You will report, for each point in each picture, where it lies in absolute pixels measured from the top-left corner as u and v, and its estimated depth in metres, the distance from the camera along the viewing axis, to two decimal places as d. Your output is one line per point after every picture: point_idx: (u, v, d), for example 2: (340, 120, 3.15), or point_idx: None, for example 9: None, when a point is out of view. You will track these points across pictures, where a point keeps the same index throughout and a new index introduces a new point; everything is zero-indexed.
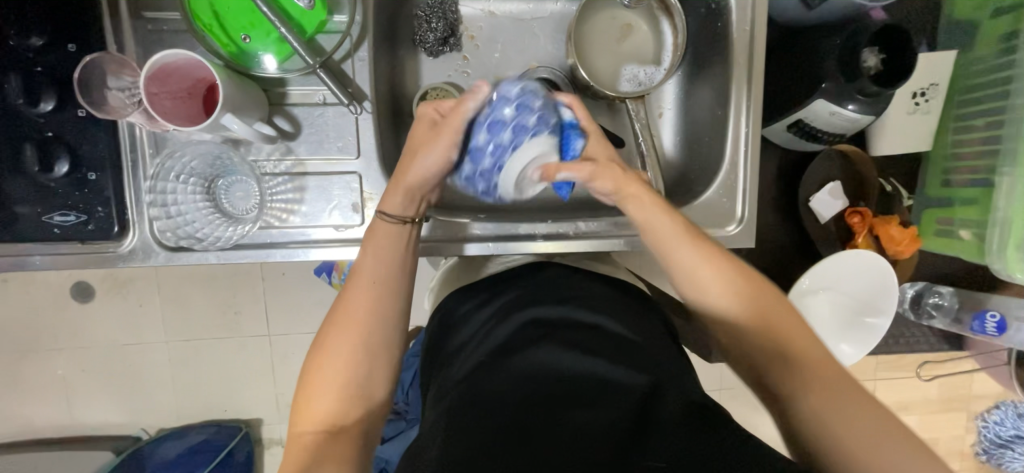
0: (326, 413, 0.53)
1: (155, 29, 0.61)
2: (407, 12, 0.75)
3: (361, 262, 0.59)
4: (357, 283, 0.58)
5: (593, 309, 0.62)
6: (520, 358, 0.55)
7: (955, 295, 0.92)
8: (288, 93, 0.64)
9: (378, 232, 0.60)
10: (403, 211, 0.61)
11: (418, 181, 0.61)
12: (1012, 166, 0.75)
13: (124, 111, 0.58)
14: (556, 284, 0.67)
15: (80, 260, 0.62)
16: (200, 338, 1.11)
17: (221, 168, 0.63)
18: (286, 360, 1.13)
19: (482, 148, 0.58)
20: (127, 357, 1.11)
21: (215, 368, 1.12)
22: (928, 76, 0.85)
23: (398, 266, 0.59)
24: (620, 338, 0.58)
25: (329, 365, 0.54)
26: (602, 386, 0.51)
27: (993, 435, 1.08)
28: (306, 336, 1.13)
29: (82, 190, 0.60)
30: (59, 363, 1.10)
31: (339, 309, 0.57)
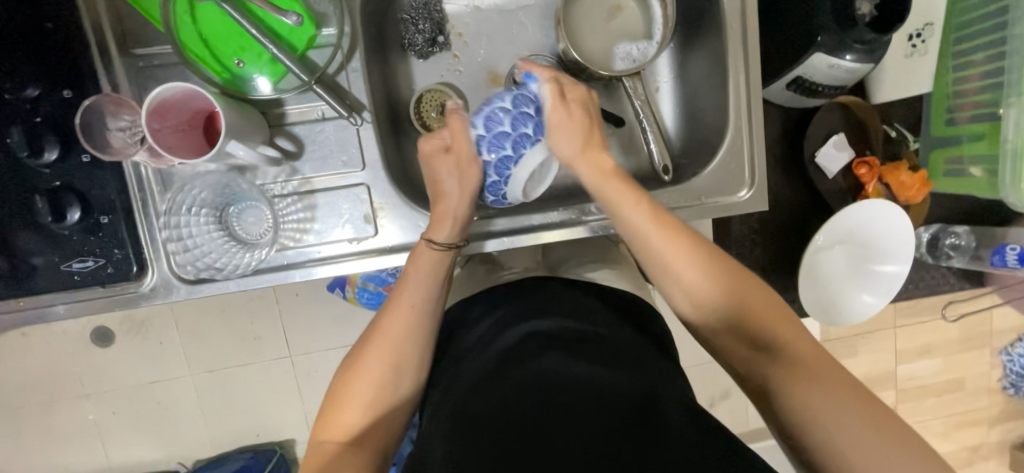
0: (353, 424, 0.54)
1: (145, 65, 0.61)
2: (393, 17, 0.75)
3: (400, 288, 0.61)
4: (394, 311, 0.59)
5: (590, 320, 0.62)
6: (521, 368, 0.54)
7: (972, 233, 0.92)
8: (286, 113, 0.63)
9: (419, 255, 0.62)
10: (449, 238, 0.63)
11: (457, 221, 0.63)
12: (1018, 95, 0.75)
13: (127, 149, 0.57)
14: (553, 293, 0.67)
15: (103, 304, 0.62)
16: (225, 367, 1.12)
17: (231, 195, 0.62)
18: (311, 378, 1.14)
19: (505, 137, 0.60)
20: (156, 394, 1.12)
21: (243, 395, 1.13)
22: (922, 16, 0.83)
23: (435, 298, 0.61)
24: (616, 345, 0.58)
25: (364, 382, 0.56)
26: (601, 397, 0.50)
27: (1019, 368, 1.08)
28: (329, 353, 1.13)
29: (95, 234, 0.60)
30: (89, 408, 1.11)
31: (377, 327, 0.59)
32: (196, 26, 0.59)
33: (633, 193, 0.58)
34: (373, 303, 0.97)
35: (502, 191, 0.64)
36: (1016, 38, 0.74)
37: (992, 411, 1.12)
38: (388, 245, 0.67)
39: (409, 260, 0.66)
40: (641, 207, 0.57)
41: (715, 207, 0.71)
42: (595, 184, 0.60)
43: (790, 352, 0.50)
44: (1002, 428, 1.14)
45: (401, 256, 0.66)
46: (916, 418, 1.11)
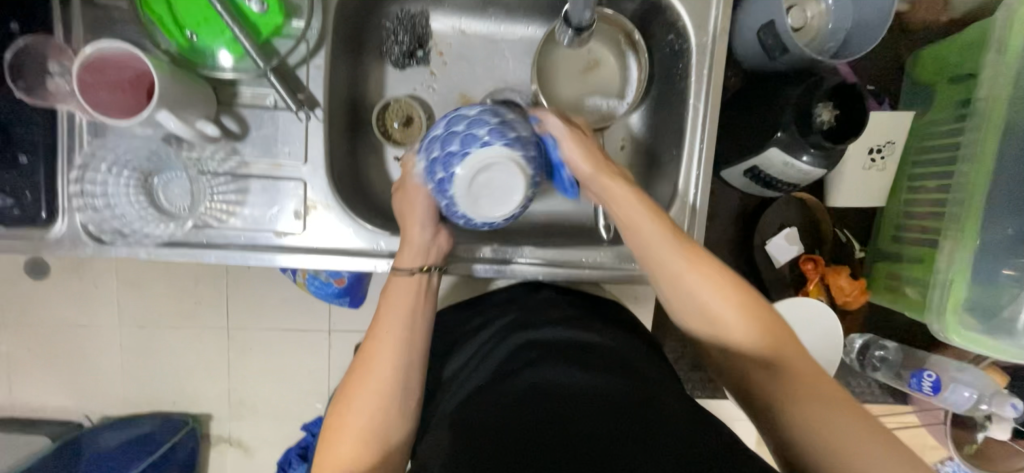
0: (347, 458, 0.52)
1: (104, 16, 0.59)
2: (374, 23, 0.75)
3: (380, 312, 0.59)
4: (385, 310, 0.59)
5: (589, 330, 0.62)
6: (521, 376, 0.53)
7: (900, 350, 0.93)
8: (238, 93, 0.63)
9: (399, 288, 0.61)
10: (412, 262, 0.62)
11: (419, 245, 0.63)
12: (956, 230, 0.77)
13: (61, 98, 0.57)
14: (554, 306, 0.68)
15: (6, 246, 0.60)
16: (154, 325, 1.08)
17: (157, 163, 0.61)
18: (244, 355, 1.11)
19: (454, 159, 0.57)
20: (76, 339, 1.07)
21: (167, 358, 1.09)
22: (884, 133, 0.87)
23: (421, 310, 0.61)
24: (616, 357, 0.57)
25: (357, 411, 0.54)
26: (605, 402, 0.49)
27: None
28: (266, 332, 1.10)
29: (11, 171, 0.58)
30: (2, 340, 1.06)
31: (365, 354, 0.57)
32: None
33: (660, 224, 0.58)
34: (320, 292, 0.96)
35: (461, 214, 0.59)
36: (961, 176, 0.77)
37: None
38: (314, 245, 0.66)
39: (328, 263, 0.65)
40: (663, 236, 0.57)
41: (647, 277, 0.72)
42: (621, 207, 0.59)
43: (788, 365, 0.52)
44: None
45: (321, 258, 0.65)
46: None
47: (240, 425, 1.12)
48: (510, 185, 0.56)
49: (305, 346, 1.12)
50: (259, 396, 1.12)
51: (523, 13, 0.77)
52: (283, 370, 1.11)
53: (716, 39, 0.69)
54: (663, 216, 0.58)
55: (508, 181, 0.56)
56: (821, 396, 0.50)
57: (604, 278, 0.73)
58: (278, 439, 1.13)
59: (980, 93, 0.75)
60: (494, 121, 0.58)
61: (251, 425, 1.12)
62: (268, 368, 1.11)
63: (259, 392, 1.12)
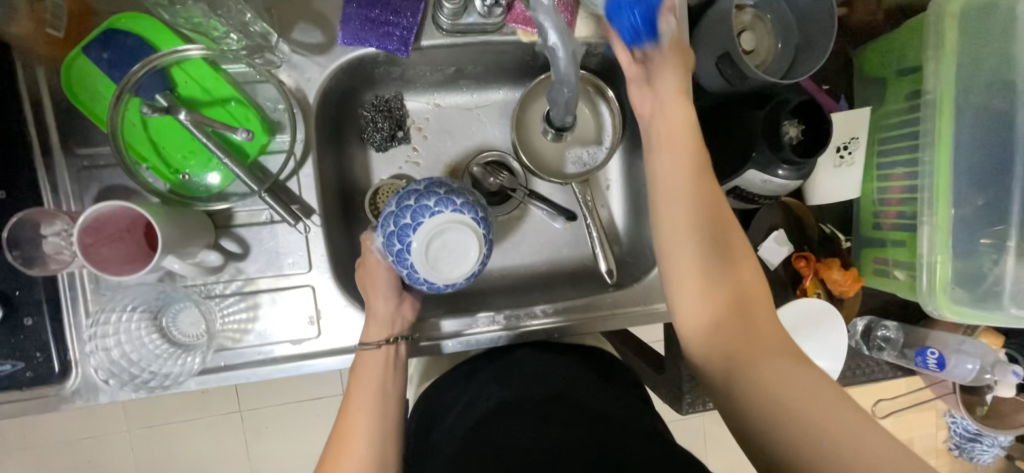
0: None
1: (90, 165, 0.60)
2: (351, 113, 0.76)
3: (348, 393, 0.60)
4: (354, 394, 0.60)
5: (559, 382, 0.66)
6: (494, 438, 0.57)
7: (901, 328, 0.97)
8: (233, 215, 0.64)
9: (366, 365, 0.62)
10: (378, 335, 0.63)
11: (384, 319, 0.63)
12: (930, 215, 0.82)
13: (64, 256, 0.57)
14: (525, 359, 0.72)
15: (22, 408, 0.59)
16: (165, 422, 1.06)
17: (167, 300, 0.61)
18: (260, 435, 1.09)
19: (408, 230, 0.56)
20: (87, 451, 1.05)
21: (182, 453, 1.07)
22: (847, 131, 0.91)
23: (390, 384, 0.62)
24: (583, 404, 0.61)
25: None
26: (577, 446, 0.52)
27: (962, 430, 1.15)
28: (279, 407, 1.09)
29: (18, 336, 0.58)
30: (10, 468, 1.03)
31: (338, 437, 0.58)
32: (146, 131, 0.59)
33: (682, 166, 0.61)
34: None
35: (422, 285, 0.59)
36: (926, 163, 0.82)
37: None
38: (331, 346, 0.66)
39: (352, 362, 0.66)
40: (683, 180, 0.60)
41: (655, 313, 0.75)
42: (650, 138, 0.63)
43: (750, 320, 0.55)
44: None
45: (342, 358, 0.65)
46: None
47: None
48: (465, 246, 0.57)
49: (320, 413, 1.10)
50: None
51: (493, 80, 0.79)
52: (304, 441, 1.10)
53: None
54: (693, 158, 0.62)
55: (463, 242, 0.57)
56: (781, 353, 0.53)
57: (612, 323, 0.75)
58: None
59: (927, 88, 0.80)
60: (444, 191, 0.58)
61: None
62: (288, 442, 1.10)
63: (282, 469, 1.11)
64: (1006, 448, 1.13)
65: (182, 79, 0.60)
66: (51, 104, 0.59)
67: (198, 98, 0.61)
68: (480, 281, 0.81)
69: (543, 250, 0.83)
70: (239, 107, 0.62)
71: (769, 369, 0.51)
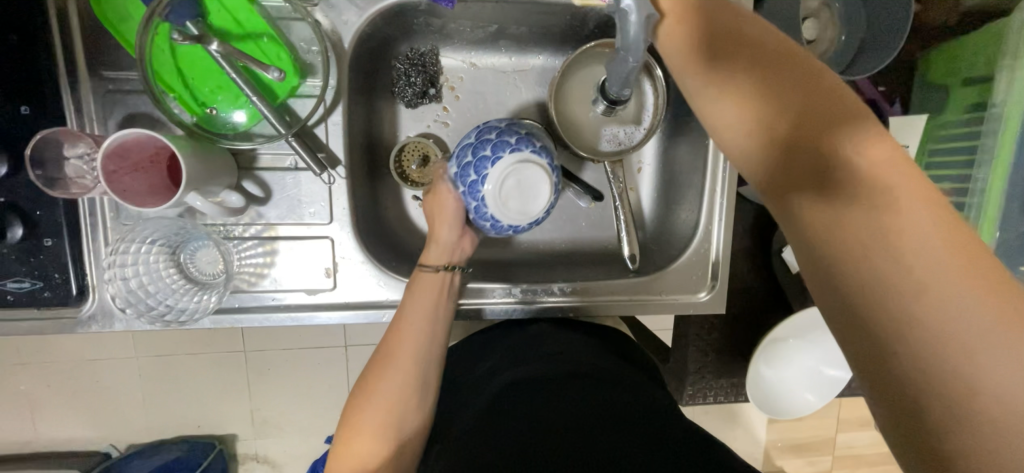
0: (364, 454, 0.55)
1: (116, 89, 0.59)
2: (385, 63, 0.73)
3: (403, 311, 0.61)
4: (399, 335, 0.60)
5: (596, 358, 0.67)
6: (534, 397, 0.59)
7: None
8: (258, 157, 0.62)
9: (422, 287, 0.62)
10: (438, 261, 0.64)
11: (445, 244, 0.64)
12: (973, 236, 0.79)
13: (86, 181, 0.56)
14: (562, 332, 0.72)
15: (39, 327, 0.60)
16: (172, 353, 1.08)
17: (185, 236, 0.60)
18: (262, 376, 1.11)
19: (486, 162, 0.57)
20: (96, 373, 1.08)
21: (186, 384, 1.10)
22: (898, 138, 0.87)
23: (440, 317, 0.62)
24: (615, 382, 0.62)
25: (375, 411, 0.57)
26: (611, 430, 0.53)
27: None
28: (282, 352, 1.11)
29: (35, 256, 0.58)
30: (21, 379, 1.07)
31: (387, 355, 0.59)
32: (174, 60, 0.57)
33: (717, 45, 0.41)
34: None
35: (484, 220, 0.60)
36: (980, 181, 0.78)
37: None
38: (345, 300, 0.65)
39: (365, 319, 0.66)
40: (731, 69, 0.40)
41: (672, 304, 0.73)
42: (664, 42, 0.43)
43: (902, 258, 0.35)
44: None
45: (356, 314, 0.65)
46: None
47: (267, 443, 1.15)
48: (538, 184, 0.57)
49: (320, 363, 1.12)
50: (283, 415, 1.14)
51: (535, 44, 0.75)
52: (304, 387, 1.13)
53: None
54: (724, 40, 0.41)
55: (535, 180, 0.57)
56: (930, 289, 0.34)
57: (631, 310, 0.73)
58: (305, 450, 1.16)
59: (996, 98, 0.77)
60: (524, 130, 0.59)
61: (277, 443, 1.15)
62: (289, 386, 1.12)
63: (282, 411, 1.13)
64: None
65: (214, 7, 0.57)
66: (80, 19, 0.56)
67: (230, 30, 0.58)
68: (496, 252, 0.79)
69: (564, 228, 0.81)
70: (271, 44, 0.59)
71: (957, 318, 0.33)
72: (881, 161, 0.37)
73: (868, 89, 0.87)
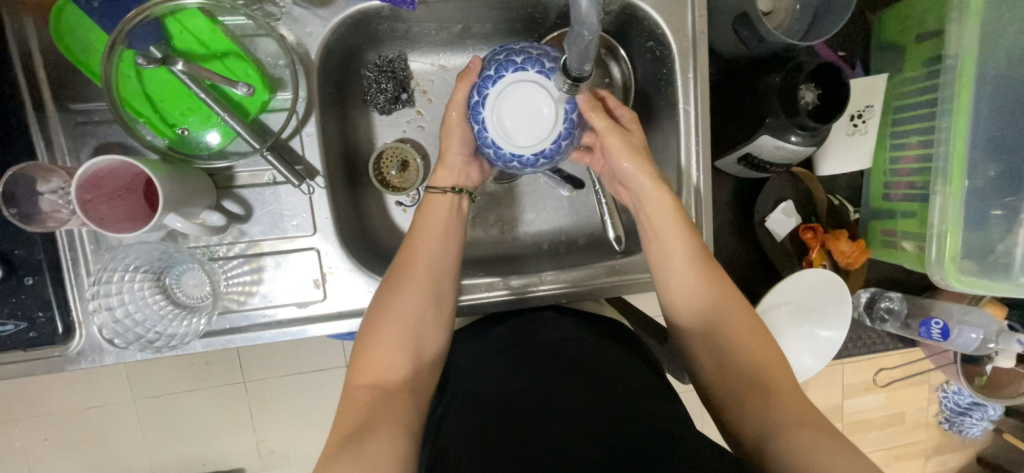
0: (382, 370, 0.58)
1: (85, 120, 0.58)
2: (355, 73, 0.73)
3: (419, 228, 0.65)
4: (415, 250, 0.63)
5: (587, 335, 0.67)
6: (540, 351, 0.62)
7: (905, 300, 0.98)
8: (235, 175, 0.62)
9: (435, 204, 0.65)
10: (448, 182, 0.66)
11: (456, 165, 0.66)
12: (943, 184, 0.80)
13: (62, 214, 0.55)
14: (553, 313, 0.72)
15: (25, 367, 0.59)
16: (170, 392, 1.07)
17: (169, 261, 0.60)
18: (265, 405, 1.10)
19: (489, 82, 0.59)
20: (94, 420, 1.06)
21: (188, 421, 1.08)
22: (861, 100, 0.89)
23: (451, 234, 0.66)
24: (604, 362, 0.61)
25: (393, 325, 0.60)
26: (601, 411, 0.52)
27: (953, 404, 1.16)
28: (283, 379, 1.09)
29: (19, 295, 0.57)
30: (17, 435, 1.04)
31: (404, 268, 0.62)
32: (142, 85, 0.57)
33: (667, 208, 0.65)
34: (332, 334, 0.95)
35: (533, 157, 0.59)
36: (943, 130, 0.80)
37: (928, 443, 1.22)
38: (337, 310, 0.65)
39: (360, 325, 0.66)
40: (672, 227, 0.65)
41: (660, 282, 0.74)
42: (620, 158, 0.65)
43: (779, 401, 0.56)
44: (935, 459, 1.23)
45: (350, 321, 0.65)
46: (866, 449, 1.19)
47: None
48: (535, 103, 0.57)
49: (323, 385, 1.11)
50: (289, 442, 1.12)
51: (501, 40, 0.76)
52: (308, 412, 1.11)
53: (697, 40, 0.69)
54: (682, 217, 0.65)
55: (530, 99, 0.57)
56: (803, 422, 0.53)
57: (623, 290, 0.74)
58: None
59: (949, 52, 0.78)
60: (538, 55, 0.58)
61: (285, 472, 1.13)
62: (293, 413, 1.11)
63: (288, 438, 1.12)
64: (992, 421, 1.15)
65: (177, 30, 0.57)
66: (42, 54, 0.56)
67: (196, 51, 0.58)
68: (488, 250, 0.81)
69: (551, 219, 0.82)
70: (238, 62, 0.59)
71: (811, 443, 0.50)
72: (755, 336, 0.62)
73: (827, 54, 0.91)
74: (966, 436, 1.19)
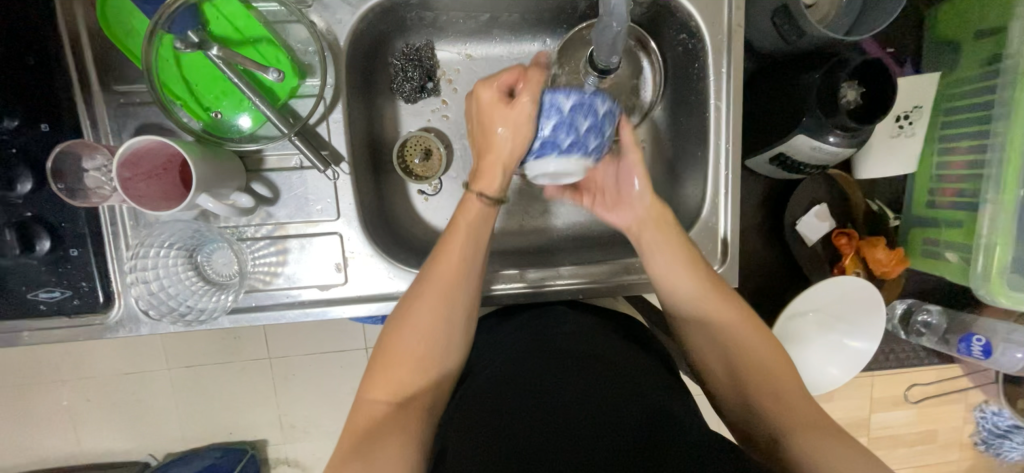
0: (399, 385, 0.56)
1: (127, 102, 0.61)
2: (382, 61, 0.74)
3: (449, 235, 0.59)
4: (441, 260, 0.58)
5: (609, 340, 0.64)
6: (560, 360, 0.59)
7: (944, 313, 0.93)
8: (264, 159, 0.64)
9: (467, 206, 0.60)
10: (498, 190, 0.60)
11: (508, 168, 0.59)
12: (996, 193, 0.75)
13: (105, 191, 0.58)
14: (580, 314, 0.70)
15: (69, 333, 0.63)
16: (202, 363, 1.12)
17: (201, 239, 0.62)
18: (288, 382, 1.14)
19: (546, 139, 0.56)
20: (132, 385, 1.12)
21: (216, 392, 1.14)
22: (909, 99, 0.84)
23: (483, 242, 0.60)
24: (621, 365, 0.59)
25: (410, 340, 0.57)
26: (621, 436, 0.50)
27: (992, 425, 1.11)
28: (306, 357, 1.13)
29: (62, 266, 0.61)
30: (64, 394, 1.12)
31: (425, 279, 0.59)
32: (179, 68, 0.59)
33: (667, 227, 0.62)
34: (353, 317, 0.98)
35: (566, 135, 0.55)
36: (999, 135, 0.74)
37: (962, 465, 1.16)
38: (356, 294, 0.67)
39: (378, 310, 0.67)
40: (669, 239, 0.62)
41: None
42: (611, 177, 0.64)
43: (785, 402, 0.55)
44: None
45: (368, 305, 0.67)
46: (893, 466, 1.14)
47: (296, 447, 1.18)
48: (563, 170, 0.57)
49: (343, 366, 1.15)
50: (310, 418, 1.16)
51: (529, 30, 0.75)
52: (328, 391, 1.15)
53: (732, 33, 0.67)
54: (678, 232, 0.62)
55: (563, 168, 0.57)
56: (812, 425, 0.52)
57: (642, 288, 0.73)
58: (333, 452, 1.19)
59: (1010, 50, 0.73)
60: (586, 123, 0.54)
61: (305, 446, 1.17)
62: (315, 391, 1.15)
63: (309, 414, 1.16)
64: None
65: (213, 16, 0.59)
66: (89, 37, 0.59)
67: (230, 36, 0.60)
68: (508, 242, 0.81)
69: (573, 213, 0.81)
70: (270, 47, 0.60)
71: (824, 452, 0.50)
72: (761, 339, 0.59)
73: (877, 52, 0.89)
74: (1003, 459, 1.15)
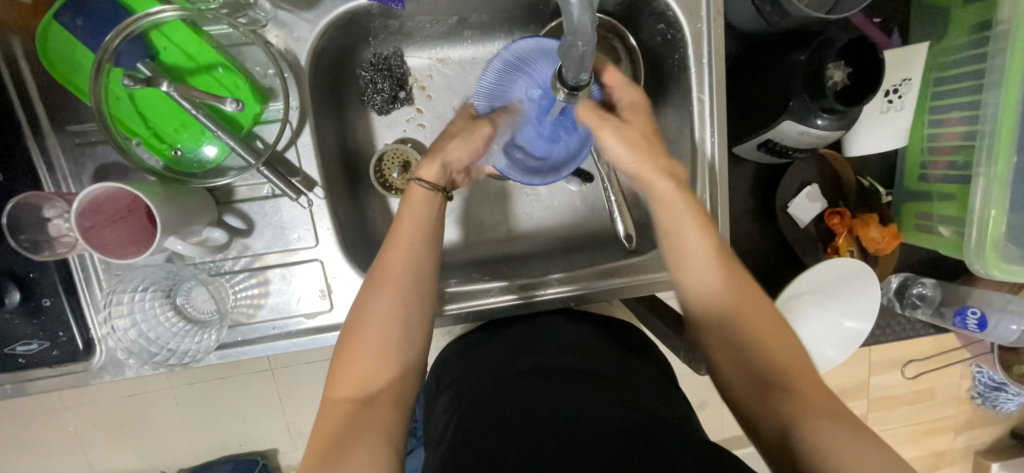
0: (359, 385, 0.54)
1: (83, 141, 0.58)
2: (350, 72, 0.70)
3: (397, 221, 0.58)
4: (393, 253, 0.57)
5: (596, 355, 0.62)
6: (546, 374, 0.57)
7: (939, 286, 0.92)
8: (234, 190, 0.62)
9: (411, 198, 0.59)
10: (435, 177, 0.59)
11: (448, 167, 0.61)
12: (987, 166, 0.73)
13: (69, 239, 0.56)
14: (574, 323, 0.69)
15: (53, 384, 0.61)
16: (203, 380, 1.11)
17: (175, 280, 0.60)
18: (291, 391, 1.14)
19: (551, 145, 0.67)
20: (135, 406, 1.11)
21: (220, 408, 1.13)
22: (898, 72, 0.82)
23: (432, 230, 0.59)
24: (610, 376, 0.58)
25: (369, 333, 0.55)
26: (601, 436, 0.48)
27: (987, 380, 1.12)
28: (307, 366, 1.13)
29: (37, 317, 0.59)
30: (68, 421, 1.11)
31: (379, 273, 0.56)
32: (134, 104, 0.56)
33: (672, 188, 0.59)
34: None
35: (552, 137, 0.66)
36: (989, 105, 0.73)
37: (960, 419, 1.18)
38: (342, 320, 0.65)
39: None
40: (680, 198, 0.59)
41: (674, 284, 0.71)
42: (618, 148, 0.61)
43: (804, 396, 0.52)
44: (967, 434, 1.20)
45: None
46: (893, 426, 1.16)
47: None
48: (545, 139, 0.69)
49: None
50: None
51: (500, 29, 0.72)
52: None
53: (711, 21, 0.64)
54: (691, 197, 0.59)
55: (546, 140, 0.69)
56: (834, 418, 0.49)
57: (634, 290, 0.71)
58: None
59: (999, 17, 0.70)
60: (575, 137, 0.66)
61: None
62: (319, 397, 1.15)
63: None
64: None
65: (163, 46, 0.56)
66: (33, 77, 0.56)
67: (184, 65, 0.57)
68: (496, 247, 0.79)
69: (561, 213, 0.80)
70: (227, 74, 0.57)
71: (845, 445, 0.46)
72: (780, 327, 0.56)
73: (862, 24, 0.86)
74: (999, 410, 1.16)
